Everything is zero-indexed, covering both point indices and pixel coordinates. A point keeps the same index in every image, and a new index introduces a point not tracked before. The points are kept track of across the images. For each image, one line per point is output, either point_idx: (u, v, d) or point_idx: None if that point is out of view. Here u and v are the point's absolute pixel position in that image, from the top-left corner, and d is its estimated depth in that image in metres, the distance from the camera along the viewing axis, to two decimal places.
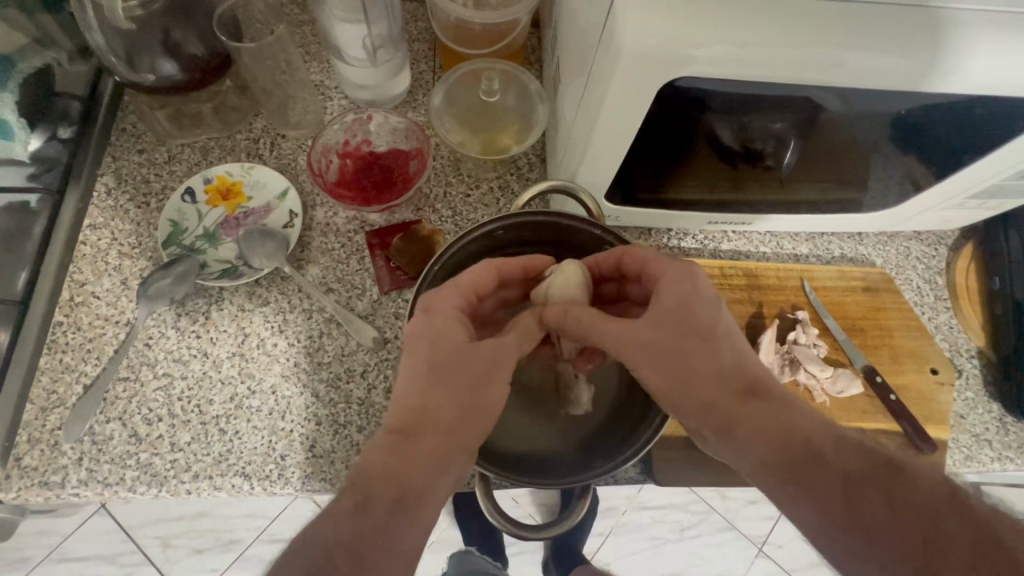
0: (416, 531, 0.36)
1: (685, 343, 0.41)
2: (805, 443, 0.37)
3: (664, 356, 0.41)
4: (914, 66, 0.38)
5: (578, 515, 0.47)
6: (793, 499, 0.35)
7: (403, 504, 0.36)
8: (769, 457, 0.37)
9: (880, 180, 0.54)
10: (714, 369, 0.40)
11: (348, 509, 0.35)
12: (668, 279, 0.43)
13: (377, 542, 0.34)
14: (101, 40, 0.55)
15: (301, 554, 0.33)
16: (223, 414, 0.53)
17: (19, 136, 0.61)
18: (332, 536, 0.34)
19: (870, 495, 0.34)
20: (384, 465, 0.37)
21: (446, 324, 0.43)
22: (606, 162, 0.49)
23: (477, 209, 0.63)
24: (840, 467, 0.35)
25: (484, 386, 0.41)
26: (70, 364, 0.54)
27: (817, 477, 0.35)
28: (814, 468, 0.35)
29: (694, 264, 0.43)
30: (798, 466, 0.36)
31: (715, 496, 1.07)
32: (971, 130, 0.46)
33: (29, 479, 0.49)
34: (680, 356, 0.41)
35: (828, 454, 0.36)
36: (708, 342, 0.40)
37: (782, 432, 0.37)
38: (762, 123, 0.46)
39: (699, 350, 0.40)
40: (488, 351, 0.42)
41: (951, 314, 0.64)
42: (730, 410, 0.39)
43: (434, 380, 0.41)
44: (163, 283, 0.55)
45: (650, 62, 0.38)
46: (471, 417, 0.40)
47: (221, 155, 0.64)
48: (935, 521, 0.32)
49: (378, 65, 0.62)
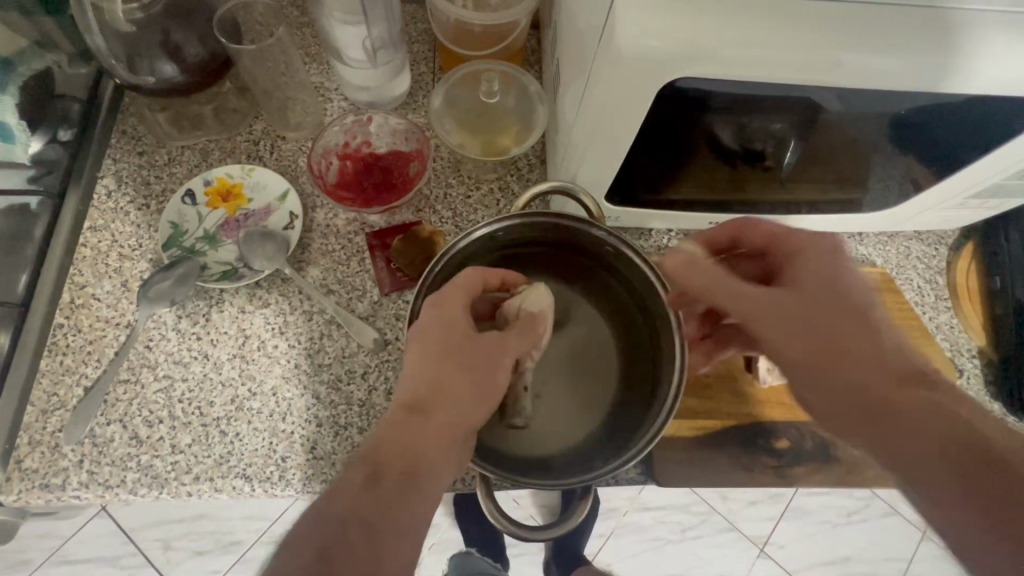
0: (427, 507, 0.36)
1: (834, 318, 0.40)
2: (970, 439, 0.35)
3: (805, 328, 0.40)
4: (916, 67, 0.38)
5: (579, 515, 0.47)
6: (941, 486, 0.34)
7: (414, 480, 0.36)
8: (926, 445, 0.35)
9: (882, 180, 0.54)
10: (859, 346, 0.39)
11: (359, 483, 0.35)
12: (812, 252, 0.42)
13: (390, 516, 0.34)
14: (102, 45, 0.54)
15: (310, 533, 0.33)
16: (224, 416, 0.53)
17: (19, 138, 0.61)
18: (343, 509, 0.34)
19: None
20: (395, 442, 0.38)
21: (454, 314, 0.43)
22: (605, 163, 0.49)
23: (477, 210, 0.63)
24: (1010, 465, 0.33)
25: (489, 373, 0.42)
26: (71, 366, 0.54)
27: (985, 475, 0.33)
28: (973, 462, 0.34)
29: (835, 241, 0.43)
30: (962, 457, 0.34)
31: (715, 497, 1.08)
32: (974, 130, 0.46)
33: (30, 482, 0.49)
34: (820, 329, 0.40)
35: (992, 441, 0.35)
36: (861, 317, 0.40)
37: (938, 425, 0.35)
38: (763, 123, 0.46)
39: (845, 326, 0.39)
40: (489, 345, 0.44)
41: (951, 313, 0.63)
42: (883, 390, 0.38)
43: (439, 366, 0.41)
44: (164, 285, 0.56)
45: (649, 65, 0.38)
46: (480, 396, 0.41)
47: (222, 157, 0.64)
48: None
49: (378, 67, 0.61)
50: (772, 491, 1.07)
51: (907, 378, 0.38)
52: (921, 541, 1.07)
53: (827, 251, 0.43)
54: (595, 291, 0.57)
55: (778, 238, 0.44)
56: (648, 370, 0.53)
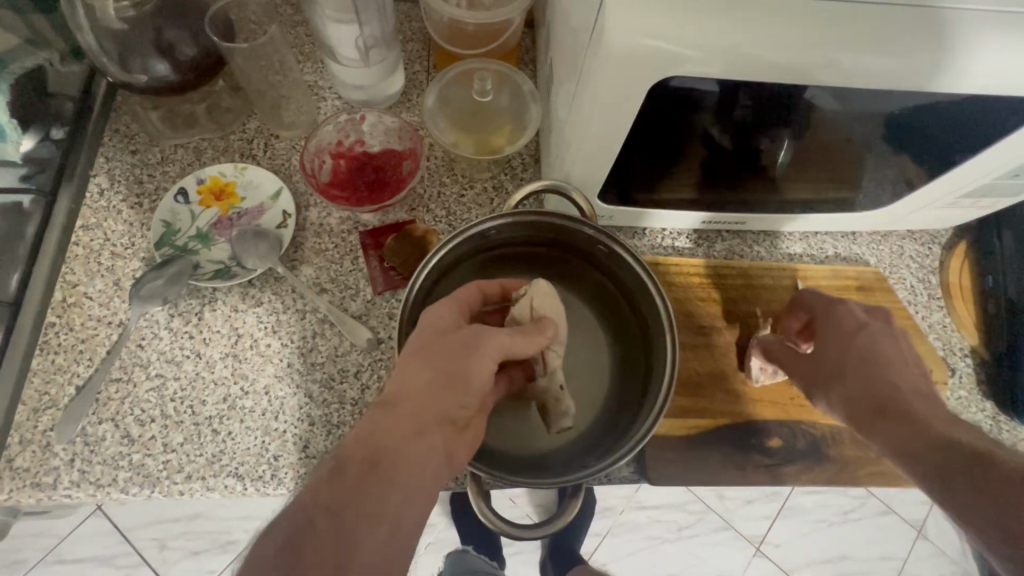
0: (398, 493, 0.37)
1: (836, 358, 0.48)
2: (945, 445, 0.38)
3: (812, 369, 0.50)
4: (905, 66, 0.38)
5: (571, 513, 0.47)
6: (905, 469, 0.39)
7: (378, 467, 0.37)
8: (903, 452, 0.40)
9: (874, 179, 0.54)
10: (841, 377, 0.47)
11: (325, 475, 0.36)
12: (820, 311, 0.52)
13: (356, 503, 0.35)
14: (94, 44, 0.55)
15: (281, 524, 0.35)
16: (216, 415, 0.53)
17: (11, 136, 0.63)
18: (310, 501, 0.35)
19: (967, 482, 0.35)
20: (365, 433, 0.38)
21: (437, 316, 0.45)
22: (600, 161, 0.49)
23: (471, 209, 0.63)
24: (962, 460, 0.36)
25: (465, 359, 0.42)
26: (62, 365, 0.54)
27: (923, 456, 0.38)
28: (909, 447, 0.39)
29: (845, 304, 0.51)
30: (914, 453, 0.39)
31: (712, 496, 1.09)
32: (964, 129, 0.46)
33: (21, 480, 0.49)
34: (817, 364, 0.49)
35: (975, 448, 0.37)
36: (846, 355, 0.47)
37: (913, 438, 0.40)
38: (755, 123, 0.46)
39: (823, 363, 0.49)
40: (469, 335, 0.43)
41: (944, 312, 0.64)
42: (869, 419, 0.43)
43: (414, 359, 0.42)
44: (156, 283, 0.55)
45: (640, 63, 0.38)
46: (451, 383, 0.41)
47: (215, 156, 0.64)
48: (959, 479, 0.36)
49: (371, 66, 0.61)
50: (768, 490, 1.08)
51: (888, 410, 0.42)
52: (915, 540, 1.07)
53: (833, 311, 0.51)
54: (589, 289, 0.57)
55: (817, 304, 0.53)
56: (640, 366, 0.53)
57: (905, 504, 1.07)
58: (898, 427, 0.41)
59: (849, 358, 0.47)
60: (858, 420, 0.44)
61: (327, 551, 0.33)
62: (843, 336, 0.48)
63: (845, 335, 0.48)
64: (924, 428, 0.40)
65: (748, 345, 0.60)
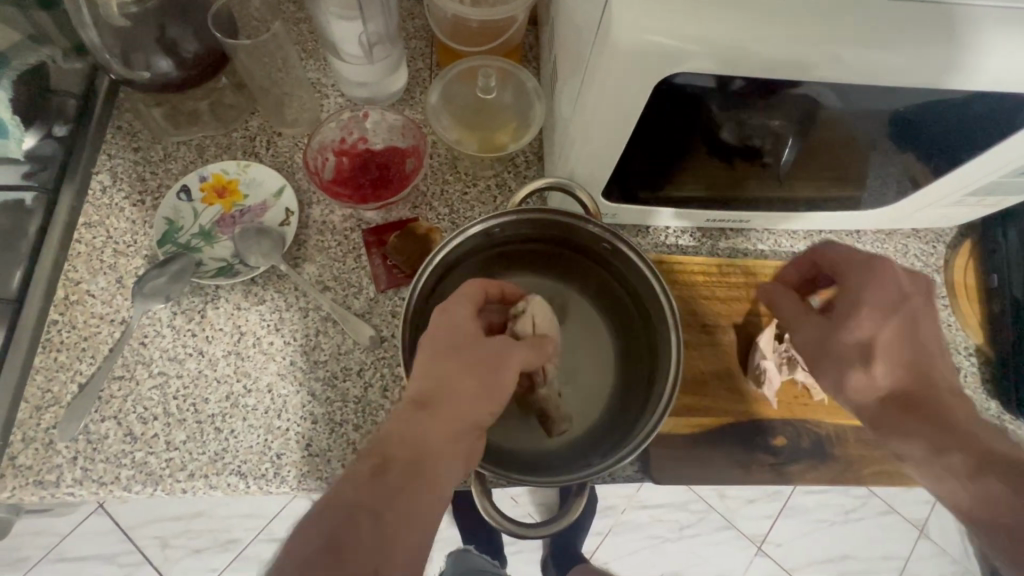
0: (433, 495, 0.38)
1: (868, 343, 0.46)
2: (997, 463, 0.42)
3: (835, 348, 0.48)
4: (914, 63, 0.38)
5: (575, 512, 0.47)
6: (938, 478, 0.44)
7: (417, 471, 0.38)
8: (936, 461, 0.44)
9: (880, 178, 0.54)
10: (872, 367, 0.46)
11: (367, 474, 0.37)
12: (851, 276, 0.47)
13: (395, 504, 0.36)
14: (97, 40, 0.56)
15: (321, 518, 0.35)
16: (219, 413, 0.53)
17: (13, 134, 0.62)
18: (349, 497, 0.36)
19: (1006, 497, 0.41)
20: (404, 435, 0.39)
21: (459, 315, 0.44)
22: (604, 159, 0.49)
23: (474, 207, 0.63)
24: (1004, 480, 0.41)
25: (492, 371, 0.42)
26: (65, 362, 0.54)
27: (956, 469, 0.43)
28: (945, 459, 0.44)
29: (879, 265, 0.47)
30: (961, 466, 0.43)
31: (714, 496, 1.09)
32: (971, 127, 0.46)
33: (24, 478, 0.49)
34: (843, 343, 0.47)
35: (1012, 462, 0.43)
36: (881, 343, 0.46)
37: (953, 449, 0.44)
38: (761, 120, 0.46)
39: (853, 344, 0.47)
40: (497, 347, 0.43)
41: (949, 310, 0.63)
42: (898, 417, 0.46)
43: (445, 364, 0.41)
44: (159, 281, 0.55)
45: (648, 59, 0.38)
46: (484, 392, 0.41)
47: (218, 153, 0.63)
48: (1005, 494, 0.41)
49: (374, 63, 0.61)
50: (770, 489, 1.08)
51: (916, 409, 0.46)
52: (917, 540, 1.07)
53: (867, 277, 0.47)
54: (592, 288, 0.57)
55: (845, 262, 0.48)
56: (642, 364, 0.53)
57: (907, 504, 1.07)
58: (951, 435, 0.44)
59: (908, 351, 0.47)
60: (882, 413, 0.47)
61: (367, 552, 0.34)
62: (876, 314, 0.46)
63: (886, 304, 0.46)
64: (965, 440, 0.44)
65: (751, 343, 0.60)
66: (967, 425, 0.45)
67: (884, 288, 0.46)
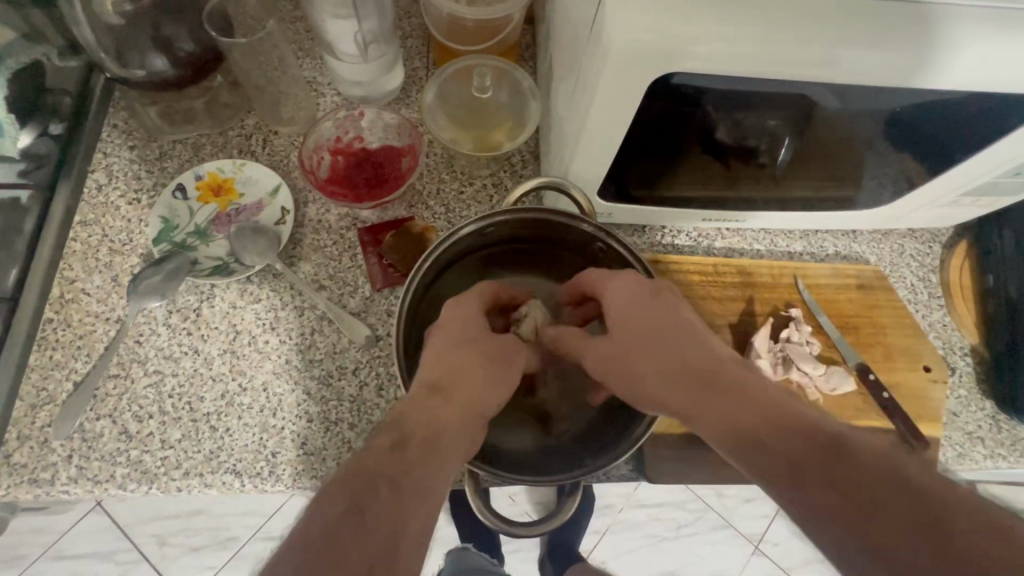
0: (446, 474, 0.37)
1: (640, 340, 0.43)
2: (752, 424, 0.35)
3: (619, 353, 0.43)
4: (906, 61, 0.38)
5: (568, 511, 0.46)
6: (753, 471, 0.34)
7: (436, 447, 0.37)
8: (731, 436, 0.36)
9: (874, 178, 0.54)
10: (657, 356, 0.41)
11: (386, 445, 0.36)
12: (611, 289, 0.46)
13: (415, 477, 0.35)
14: (92, 40, 0.56)
15: (338, 487, 0.33)
16: (214, 411, 0.53)
17: (9, 131, 0.63)
18: (368, 468, 0.34)
19: (811, 458, 0.32)
20: (419, 414, 0.38)
21: (470, 311, 0.47)
22: (600, 159, 0.49)
23: (470, 206, 0.63)
24: (779, 436, 0.34)
25: (500, 365, 0.45)
26: (60, 361, 0.54)
27: (769, 451, 0.34)
28: (755, 438, 0.35)
29: (633, 274, 0.46)
30: (738, 440, 0.35)
31: (711, 495, 1.07)
32: (964, 127, 0.46)
33: (19, 476, 0.49)
34: (635, 341, 0.43)
35: (783, 423, 0.35)
36: (651, 337, 0.42)
37: (733, 417, 0.36)
38: (755, 120, 0.46)
39: (641, 339, 0.43)
40: (505, 343, 0.46)
41: (945, 312, 0.64)
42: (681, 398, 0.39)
43: (456, 355, 0.43)
44: (153, 280, 0.55)
45: (641, 58, 0.38)
46: (495, 383, 0.44)
47: (213, 152, 0.63)
48: (807, 456, 0.32)
49: (370, 61, 0.61)
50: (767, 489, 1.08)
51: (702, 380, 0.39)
52: None
53: (626, 283, 0.46)
54: None
55: (600, 282, 0.47)
56: None
57: None
58: (732, 400, 0.37)
59: (648, 352, 0.42)
60: (677, 397, 0.39)
61: (388, 519, 0.32)
62: (638, 311, 0.44)
63: (635, 307, 0.44)
64: (733, 410, 0.36)
65: (747, 343, 0.60)
66: (767, 394, 0.37)
67: (635, 295, 0.45)
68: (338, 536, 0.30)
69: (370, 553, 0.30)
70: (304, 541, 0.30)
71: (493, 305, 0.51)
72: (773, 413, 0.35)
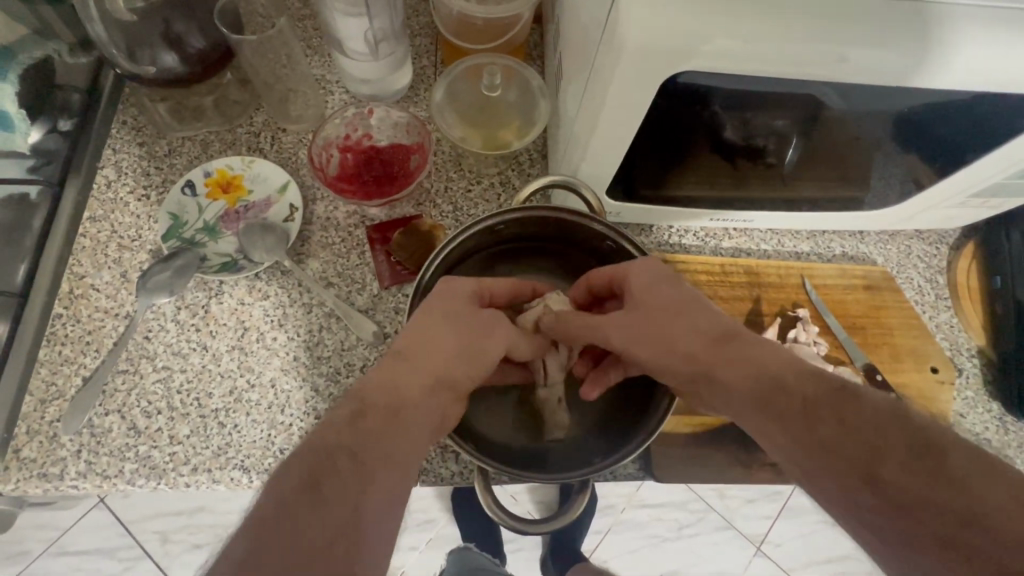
0: (407, 443, 0.36)
1: (660, 312, 0.43)
2: (771, 381, 0.37)
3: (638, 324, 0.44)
4: (919, 63, 0.38)
5: (578, 512, 0.46)
6: (765, 429, 0.37)
7: (399, 418, 0.36)
8: (749, 396, 0.38)
9: (882, 179, 0.54)
10: (681, 326, 0.42)
11: (347, 416, 0.35)
12: (634, 265, 0.46)
13: (373, 448, 0.34)
14: (103, 34, 0.55)
15: (293, 463, 0.32)
16: (222, 408, 0.53)
17: (19, 127, 0.60)
18: (329, 439, 0.34)
19: (828, 413, 0.34)
20: (383, 384, 0.38)
21: (458, 286, 0.46)
22: (609, 158, 0.49)
23: (478, 204, 0.63)
24: (797, 395, 0.36)
25: (480, 339, 0.44)
26: (70, 356, 0.54)
27: (784, 410, 0.36)
28: (774, 395, 0.37)
29: (652, 260, 0.47)
30: (756, 398, 0.37)
31: (713, 495, 1.07)
32: (974, 129, 0.46)
33: (28, 471, 0.49)
34: (656, 312, 0.44)
35: (798, 385, 0.36)
36: (673, 309, 0.43)
37: (753, 378, 0.38)
38: (764, 120, 0.46)
39: (664, 309, 0.43)
40: (494, 321, 0.46)
41: (952, 314, 0.64)
42: (703, 359, 0.40)
43: (436, 328, 0.42)
44: (162, 276, 0.55)
45: (654, 58, 0.38)
46: (466, 353, 0.43)
47: (222, 149, 0.64)
48: (825, 410, 0.35)
49: (380, 60, 0.61)
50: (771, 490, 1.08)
51: (725, 346, 0.40)
52: None
53: (646, 266, 0.46)
54: None
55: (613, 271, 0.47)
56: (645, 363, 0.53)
57: None
58: (750, 364, 0.39)
59: (677, 335, 0.42)
60: (698, 363, 0.41)
61: (349, 491, 0.31)
62: (662, 287, 0.45)
63: (655, 283, 0.45)
64: (749, 369, 0.38)
65: None
66: (802, 374, 0.37)
67: (659, 281, 0.45)
68: (298, 512, 0.30)
69: (332, 526, 0.30)
70: (262, 516, 0.29)
71: (510, 296, 0.51)
72: (806, 392, 0.36)
